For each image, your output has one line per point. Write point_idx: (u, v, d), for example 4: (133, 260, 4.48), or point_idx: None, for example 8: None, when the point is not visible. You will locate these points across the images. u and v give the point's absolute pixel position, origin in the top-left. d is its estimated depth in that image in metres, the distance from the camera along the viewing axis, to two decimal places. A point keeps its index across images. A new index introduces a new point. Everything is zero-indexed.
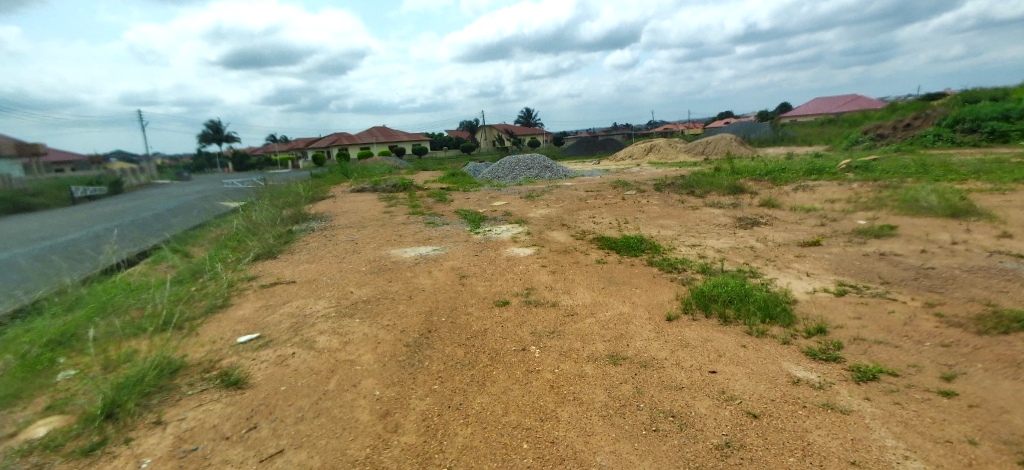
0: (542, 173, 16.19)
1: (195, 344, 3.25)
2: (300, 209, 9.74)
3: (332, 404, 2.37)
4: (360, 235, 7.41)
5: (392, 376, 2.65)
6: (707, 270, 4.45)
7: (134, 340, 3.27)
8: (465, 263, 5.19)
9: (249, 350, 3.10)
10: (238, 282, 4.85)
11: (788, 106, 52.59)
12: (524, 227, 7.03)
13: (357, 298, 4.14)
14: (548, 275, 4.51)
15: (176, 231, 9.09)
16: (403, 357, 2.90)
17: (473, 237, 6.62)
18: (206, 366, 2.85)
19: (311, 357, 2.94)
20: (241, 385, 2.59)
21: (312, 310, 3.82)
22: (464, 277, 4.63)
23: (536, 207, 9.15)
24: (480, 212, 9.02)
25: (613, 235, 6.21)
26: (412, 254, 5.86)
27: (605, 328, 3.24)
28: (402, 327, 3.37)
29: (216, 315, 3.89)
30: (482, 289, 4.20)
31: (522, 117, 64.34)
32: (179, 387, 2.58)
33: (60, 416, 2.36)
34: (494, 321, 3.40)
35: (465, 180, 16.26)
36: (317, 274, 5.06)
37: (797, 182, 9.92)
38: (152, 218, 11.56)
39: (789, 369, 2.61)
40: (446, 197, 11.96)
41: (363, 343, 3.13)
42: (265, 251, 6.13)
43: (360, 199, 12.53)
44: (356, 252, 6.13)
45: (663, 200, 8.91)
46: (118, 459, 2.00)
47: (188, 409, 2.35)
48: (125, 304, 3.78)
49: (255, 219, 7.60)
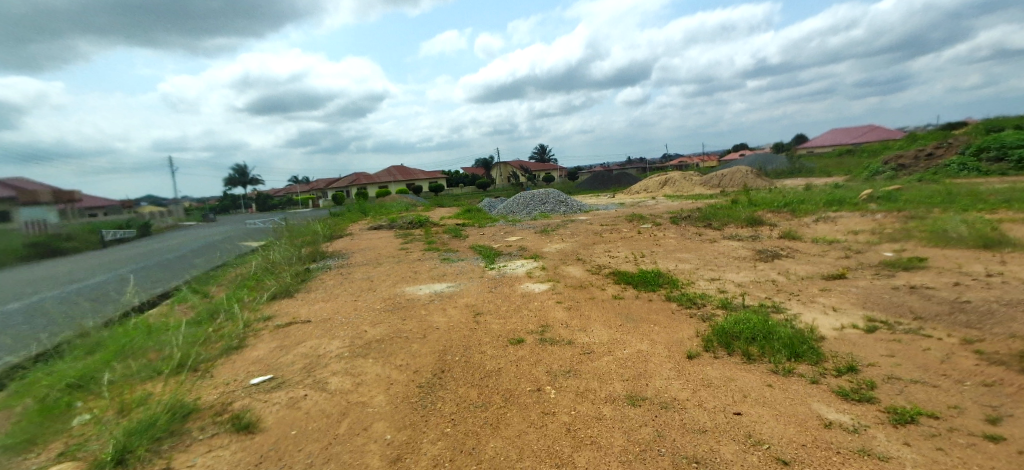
0: (556, 207, 16.27)
1: (209, 386, 3.25)
2: (318, 247, 9.91)
3: (342, 449, 2.32)
4: (375, 272, 7.45)
5: (404, 419, 2.58)
6: (728, 305, 4.32)
7: (150, 383, 3.29)
8: (479, 299, 5.15)
9: (261, 391, 3.08)
10: (255, 322, 4.88)
11: (803, 138, 52.43)
12: (539, 262, 7.00)
13: (371, 337, 4.11)
14: (563, 312, 4.43)
15: (198, 271, 9.30)
16: (416, 398, 2.84)
17: (488, 273, 6.60)
18: (219, 409, 2.84)
19: (323, 399, 2.91)
20: (252, 429, 2.56)
21: (326, 351, 3.80)
22: (479, 314, 4.57)
23: (551, 241, 9.16)
24: (495, 247, 9.05)
25: (629, 269, 6.14)
26: (427, 291, 5.85)
27: (623, 367, 3.13)
28: (415, 367, 3.33)
29: (231, 357, 3.90)
30: (496, 326, 4.14)
31: (536, 153, 65.62)
32: (191, 432, 2.57)
33: (72, 463, 2.35)
34: (509, 360, 3.33)
35: (480, 216, 16.41)
36: (332, 313, 5.06)
37: (817, 213, 9.76)
38: (177, 259, 11.89)
39: (819, 411, 2.47)
40: (461, 233, 12.06)
41: (375, 384, 3.09)
42: (282, 290, 6.19)
43: (377, 237, 12.70)
44: (372, 290, 6.15)
45: (680, 233, 8.83)
46: None
47: (197, 455, 2.32)
48: (144, 346, 3.82)
49: (274, 259, 7.73)
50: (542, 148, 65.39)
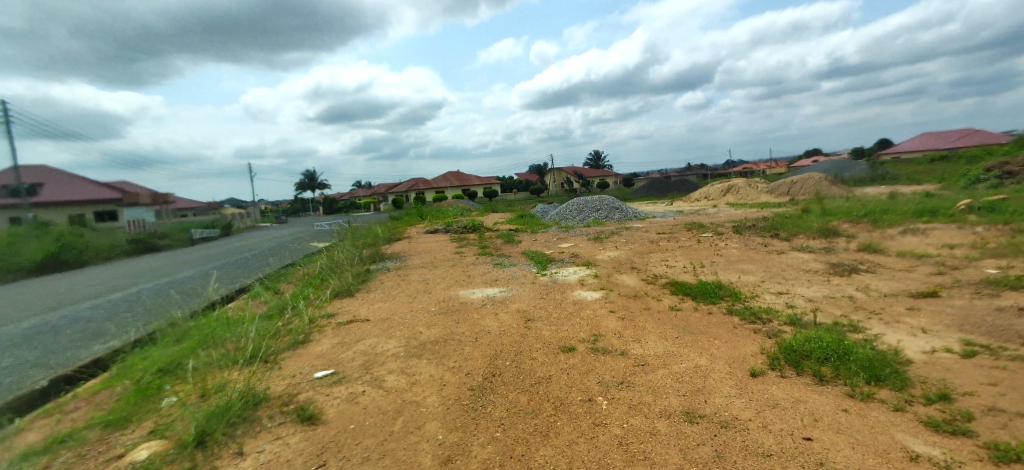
0: (611, 214, 15.99)
1: (277, 377, 3.46)
2: (378, 249, 10.33)
3: (396, 446, 2.38)
4: (431, 275, 7.64)
5: (455, 421, 2.62)
6: (797, 322, 4.03)
7: (227, 371, 3.55)
8: (531, 305, 5.14)
9: (324, 385, 3.24)
10: (319, 318, 5.16)
11: (886, 143, 48.26)
12: (592, 270, 6.90)
13: (425, 338, 4.21)
14: (616, 322, 4.33)
15: (270, 269, 9.98)
16: (467, 401, 2.88)
17: (540, 279, 6.58)
18: (286, 399, 3.01)
19: (380, 395, 3.01)
20: (315, 421, 2.69)
21: (383, 350, 3.93)
22: (530, 320, 4.57)
23: (605, 249, 9.00)
24: (547, 253, 9.03)
25: (687, 279, 5.91)
26: (480, 295, 5.93)
27: (680, 381, 3.00)
28: (467, 370, 3.37)
29: (298, 351, 4.14)
30: (547, 333, 4.11)
31: (592, 159, 65.03)
32: (261, 419, 2.74)
33: (159, 441, 2.58)
34: (559, 368, 3.29)
35: (534, 222, 16.45)
36: (389, 314, 5.24)
37: (903, 224, 8.92)
38: (252, 258, 12.82)
39: (904, 442, 2.24)
40: (514, 238, 12.13)
41: (428, 384, 3.16)
42: (344, 290, 6.50)
43: (432, 240, 13.05)
44: (427, 292, 6.31)
45: (743, 243, 8.39)
46: None
47: (266, 442, 2.47)
48: (223, 336, 4.15)
49: (338, 260, 8.15)
50: (598, 154, 64.86)
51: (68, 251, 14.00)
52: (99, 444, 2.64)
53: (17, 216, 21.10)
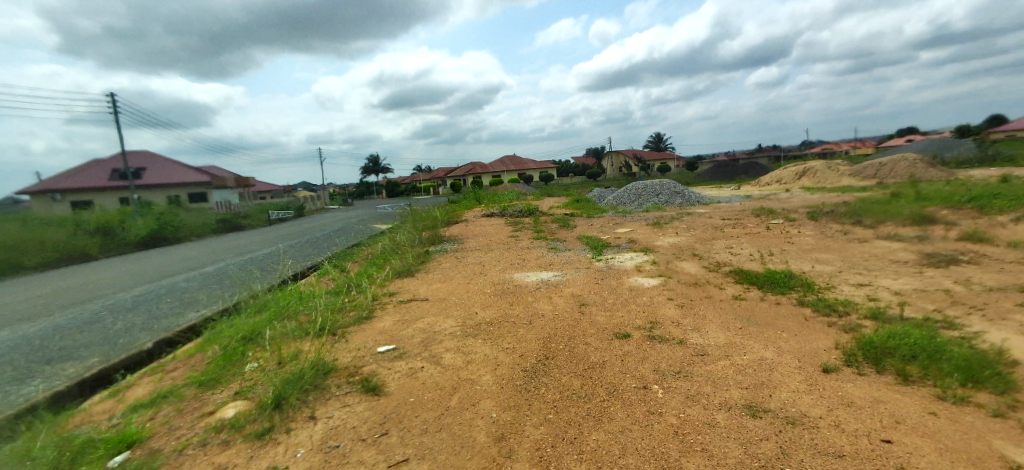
0: (672, 199, 15.41)
1: (345, 350, 3.68)
2: (437, 232, 10.63)
3: (452, 421, 2.47)
4: (487, 258, 7.77)
5: (509, 400, 2.67)
6: (879, 316, 3.71)
7: (300, 342, 3.82)
8: (585, 290, 5.10)
9: (386, 359, 3.41)
10: (382, 296, 5.41)
11: (999, 119, 42.61)
12: (650, 256, 6.72)
13: (481, 319, 4.30)
14: (675, 310, 4.19)
15: (337, 249, 10.58)
16: (520, 381, 2.92)
17: (595, 264, 6.49)
18: (352, 371, 3.20)
19: (437, 372, 3.13)
20: (377, 392, 2.85)
21: (441, 328, 4.06)
22: (584, 305, 4.53)
23: (665, 235, 8.71)
24: (603, 238, 8.88)
25: (753, 268, 5.60)
26: (534, 278, 5.96)
27: (742, 373, 2.87)
28: (520, 351, 3.42)
29: (362, 325, 4.38)
30: (602, 319, 4.06)
31: (653, 141, 62.76)
32: (330, 388, 2.94)
33: (243, 401, 2.83)
34: (614, 354, 3.25)
35: (590, 206, 16.21)
36: (447, 294, 5.39)
37: (1017, 211, 7.88)
38: (322, 238, 13.64)
39: (1003, 452, 2.02)
40: (570, 223, 12.04)
41: (483, 363, 3.23)
42: (405, 270, 6.76)
43: (489, 224, 13.23)
44: (483, 274, 6.42)
45: (820, 231, 7.80)
46: (281, 445, 2.30)
47: (335, 409, 2.65)
48: (297, 310, 4.47)
49: (399, 241, 8.48)
50: (659, 137, 62.48)
51: (166, 229, 15.59)
52: (193, 401, 2.94)
53: (126, 196, 24.03)
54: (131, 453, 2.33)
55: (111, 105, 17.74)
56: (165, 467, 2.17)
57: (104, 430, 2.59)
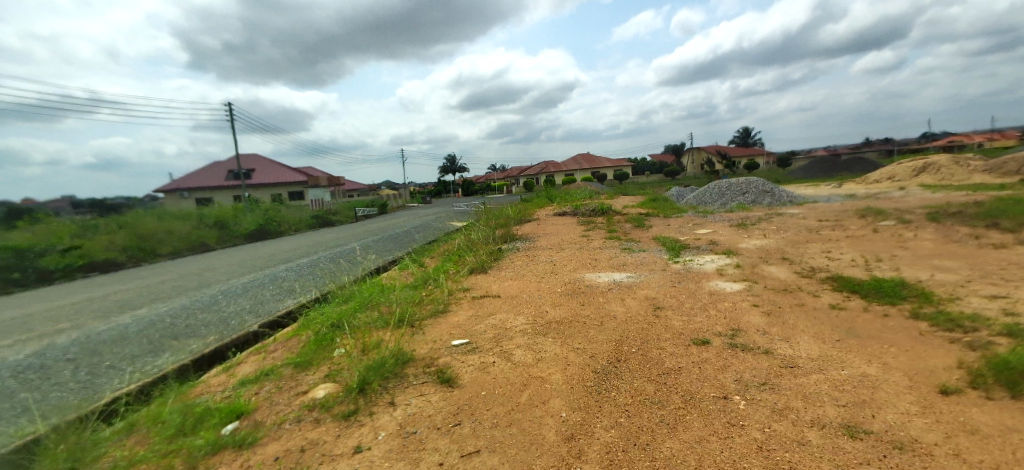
0: (759, 198, 14.36)
1: (422, 341, 3.86)
2: (509, 230, 10.79)
3: (523, 416, 2.51)
4: (558, 257, 7.74)
5: (580, 401, 2.66)
6: (1018, 334, 3.19)
7: (382, 331, 4.10)
8: (661, 293, 4.91)
9: (460, 352, 3.53)
10: (457, 291, 5.61)
11: None
12: (733, 259, 6.32)
13: (551, 318, 4.30)
14: (761, 317, 3.91)
15: (416, 244, 11.14)
16: (592, 383, 2.88)
17: (672, 266, 6.23)
18: (428, 361, 3.35)
19: (508, 368, 3.19)
20: (451, 384, 2.96)
21: (512, 325, 4.13)
22: (660, 308, 4.37)
23: (750, 236, 8.15)
24: (681, 239, 8.51)
25: (854, 274, 5.07)
26: (606, 279, 5.85)
27: (838, 390, 2.62)
28: (591, 352, 3.38)
29: (438, 318, 4.56)
30: (678, 323, 3.90)
31: (739, 136, 58.99)
32: (408, 376, 3.10)
33: (332, 384, 3.07)
34: (691, 360, 3.10)
35: (667, 205, 15.57)
36: (518, 292, 5.46)
37: None
38: (402, 234, 14.41)
39: None
40: (645, 222, 11.68)
41: (554, 362, 3.24)
42: (479, 267, 6.95)
43: (561, 222, 13.20)
44: (554, 273, 6.41)
45: (941, 235, 6.86)
46: (364, 426, 2.47)
47: (413, 396, 2.80)
48: (380, 302, 4.77)
49: (474, 238, 8.74)
50: (745, 132, 58.84)
51: (270, 223, 17.32)
52: (290, 380, 3.25)
53: (238, 194, 27.05)
54: (240, 423, 2.62)
55: (228, 113, 20.05)
56: (266, 438, 2.42)
57: (218, 401, 2.94)
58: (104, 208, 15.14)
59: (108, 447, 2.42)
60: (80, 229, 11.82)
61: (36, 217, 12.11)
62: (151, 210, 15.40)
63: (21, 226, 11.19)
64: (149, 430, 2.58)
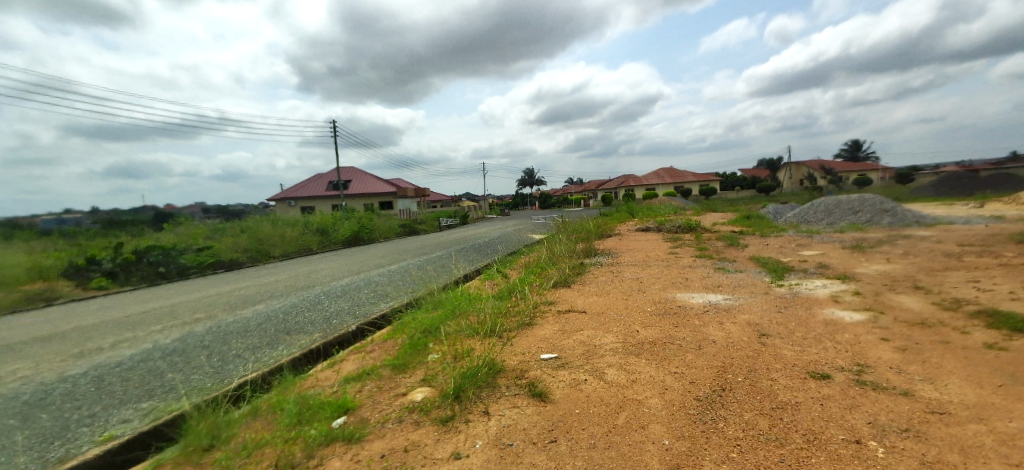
0: (876, 217, 12.82)
1: (511, 353, 3.87)
2: (591, 244, 10.64)
3: (621, 440, 2.40)
4: (645, 274, 7.45)
5: (683, 429, 2.49)
6: None
7: (473, 340, 4.18)
8: (766, 319, 4.50)
9: (550, 367, 3.49)
10: (541, 304, 5.59)
11: None
12: (849, 285, 5.67)
13: (643, 338, 4.12)
14: (893, 354, 3.42)
15: (499, 255, 11.34)
16: (695, 411, 2.69)
17: (775, 290, 5.73)
18: (519, 373, 3.35)
19: (601, 387, 3.09)
20: (544, 398, 2.92)
21: (601, 343, 4.00)
22: (766, 336, 4.00)
23: (868, 261, 7.27)
24: (782, 260, 7.83)
25: (1013, 309, 4.30)
26: (700, 300, 5.51)
27: (1006, 446, 2.20)
28: (691, 378, 3.17)
29: (525, 330, 4.56)
30: (789, 353, 3.55)
31: (848, 150, 53.46)
32: (501, 387, 3.11)
33: (428, 388, 3.17)
34: (810, 396, 2.79)
35: (764, 223, 14.44)
36: (604, 308, 5.30)
37: None
38: (485, 244, 14.76)
39: None
40: (739, 241, 10.91)
41: (650, 385, 3.08)
42: (562, 281, 6.89)
43: (644, 238, 12.76)
44: (641, 292, 6.15)
45: None
46: (461, 433, 2.50)
47: (506, 407, 2.80)
48: (469, 311, 4.89)
49: (556, 252, 8.71)
50: (856, 145, 53.23)
51: (363, 231, 18.63)
52: (389, 381, 3.40)
53: (336, 204, 29.39)
54: (347, 417, 2.78)
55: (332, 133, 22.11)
56: (372, 435, 2.53)
57: (328, 395, 3.15)
58: (228, 215, 17.20)
59: (239, 428, 2.67)
60: (211, 232, 13.54)
61: (177, 220, 14.03)
62: (266, 217, 17.23)
63: (167, 228, 13.07)
64: (272, 416, 2.82)
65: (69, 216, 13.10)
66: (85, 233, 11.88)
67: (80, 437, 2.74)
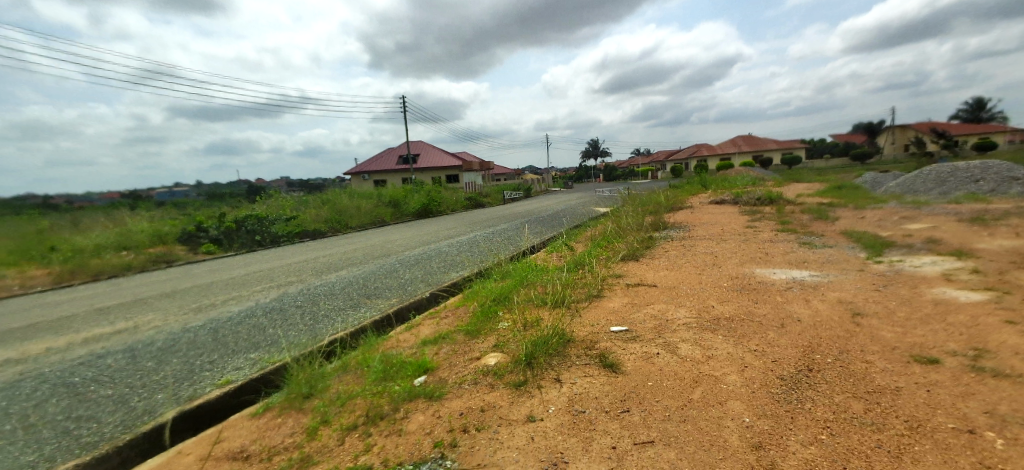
0: (1002, 186, 11.18)
1: (580, 323, 3.89)
2: (660, 217, 10.27)
3: (698, 414, 2.35)
4: (720, 248, 7.08)
5: (765, 408, 2.38)
6: None
7: (542, 309, 4.24)
8: (860, 298, 4.14)
9: (620, 339, 3.46)
10: (609, 277, 5.51)
11: None
12: (965, 262, 5.04)
13: (718, 314, 3.96)
14: (1022, 339, 3.02)
15: (565, 227, 11.29)
16: (778, 390, 2.57)
17: (872, 267, 5.23)
18: (589, 344, 3.36)
19: (675, 361, 3.02)
20: (615, 369, 2.91)
21: (674, 317, 3.91)
22: (861, 315, 3.69)
23: (991, 235, 6.39)
24: (880, 235, 7.11)
25: None
26: (783, 276, 5.17)
27: None
28: (774, 357, 3.00)
29: (594, 302, 4.55)
30: (888, 335, 3.25)
31: (967, 110, 46.68)
32: (571, 356, 3.14)
33: (500, 353, 3.28)
34: (913, 381, 2.55)
35: (860, 194, 13.10)
36: (676, 283, 5.13)
37: None
38: (550, 217, 14.72)
39: None
40: (829, 214, 10.02)
41: (727, 362, 2.97)
42: (631, 254, 6.74)
43: (719, 211, 12.09)
44: (716, 266, 5.87)
45: None
46: (534, 398, 2.57)
47: (577, 376, 2.83)
48: (536, 282, 4.95)
49: (624, 225, 8.52)
50: (978, 103, 46.34)
51: (432, 203, 19.25)
52: (463, 345, 3.55)
53: (406, 177, 30.52)
54: (427, 376, 2.95)
55: None
56: (450, 394, 2.67)
57: (408, 355, 3.36)
58: (310, 187, 18.47)
59: (332, 380, 2.94)
60: (296, 204, 14.65)
61: (267, 192, 15.27)
62: (343, 190, 18.32)
63: (259, 200, 14.32)
64: (360, 371, 3.06)
65: (179, 189, 14.74)
66: (193, 204, 13.29)
67: (203, 379, 3.13)
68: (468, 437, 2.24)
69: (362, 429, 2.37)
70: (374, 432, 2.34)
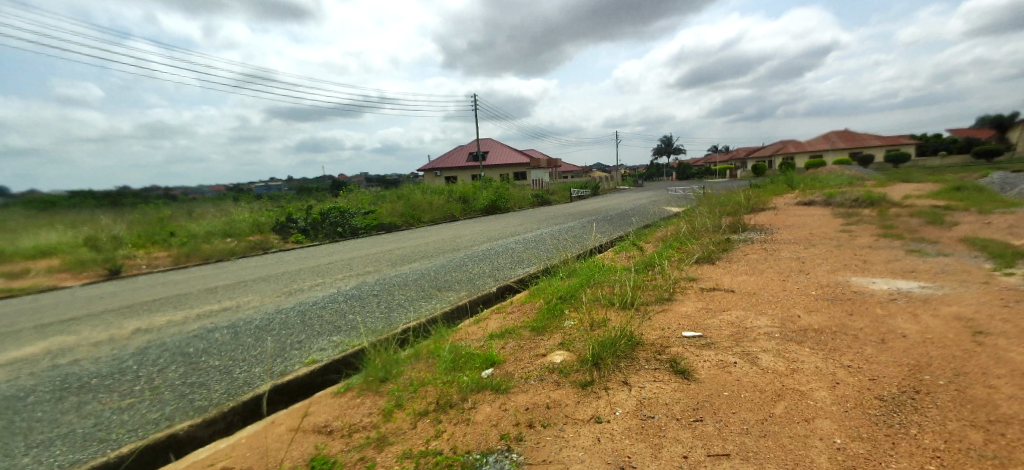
0: None
1: (650, 326, 3.77)
2: (739, 218, 9.66)
3: (780, 430, 2.19)
4: (808, 253, 6.53)
5: (859, 430, 2.17)
6: None
7: (610, 310, 4.15)
8: (982, 315, 3.63)
9: (693, 345, 3.30)
10: (682, 280, 5.27)
11: None
12: None
13: (805, 324, 3.66)
14: None
15: (634, 227, 10.98)
16: (876, 411, 2.32)
17: (999, 280, 4.56)
18: (659, 348, 3.24)
19: (754, 372, 2.83)
20: (687, 376, 2.79)
21: (754, 326, 3.66)
22: (982, 334, 3.24)
23: None
24: (1009, 243, 6.18)
25: None
26: (884, 286, 4.66)
27: None
28: (871, 375, 2.72)
29: (664, 305, 4.38)
30: (1018, 358, 2.82)
31: None
32: (640, 359, 3.05)
33: (567, 351, 3.25)
34: None
35: (983, 197, 11.47)
36: (757, 289, 4.80)
37: None
38: (619, 216, 14.37)
39: None
40: (943, 218, 8.87)
41: (815, 377, 2.73)
42: (706, 257, 6.41)
43: (807, 213, 11.15)
44: (803, 273, 5.42)
45: None
46: (601, 399, 2.53)
47: (647, 380, 2.74)
48: (604, 282, 4.86)
49: (699, 226, 8.11)
50: None
51: (501, 200, 19.51)
52: (530, 341, 3.57)
53: (476, 174, 31.19)
54: (494, 369, 3.00)
55: None
56: (517, 388, 2.70)
57: (476, 347, 3.44)
58: (387, 183, 19.44)
59: (405, 367, 3.08)
60: (374, 198, 15.49)
61: (349, 187, 16.29)
62: (417, 186, 19.09)
63: (341, 194, 15.32)
64: (430, 360, 3.17)
65: (273, 183, 16.15)
66: (285, 197, 14.50)
67: (292, 357, 3.41)
68: (534, 433, 2.25)
69: (432, 415, 2.46)
70: (444, 419, 2.42)
